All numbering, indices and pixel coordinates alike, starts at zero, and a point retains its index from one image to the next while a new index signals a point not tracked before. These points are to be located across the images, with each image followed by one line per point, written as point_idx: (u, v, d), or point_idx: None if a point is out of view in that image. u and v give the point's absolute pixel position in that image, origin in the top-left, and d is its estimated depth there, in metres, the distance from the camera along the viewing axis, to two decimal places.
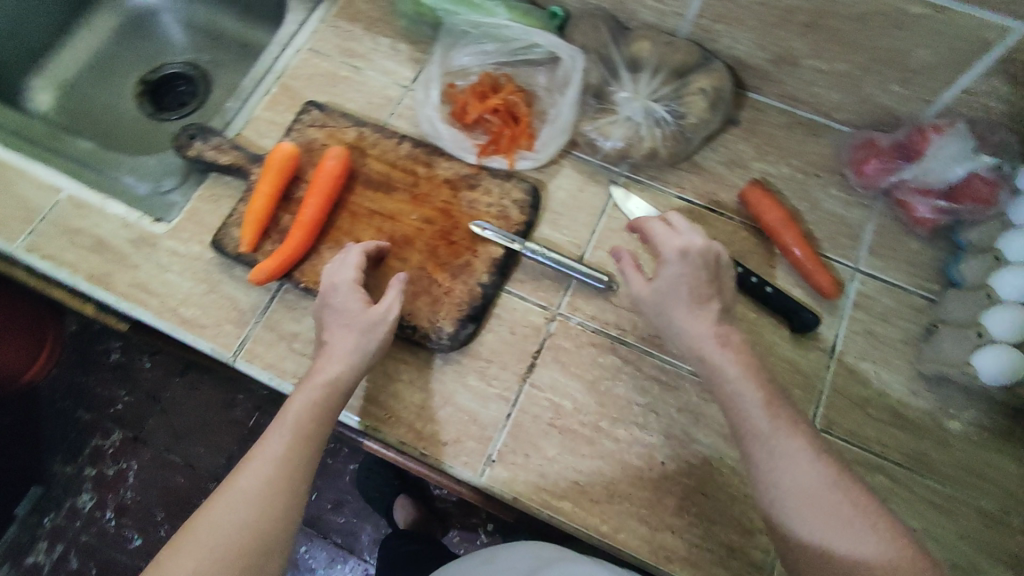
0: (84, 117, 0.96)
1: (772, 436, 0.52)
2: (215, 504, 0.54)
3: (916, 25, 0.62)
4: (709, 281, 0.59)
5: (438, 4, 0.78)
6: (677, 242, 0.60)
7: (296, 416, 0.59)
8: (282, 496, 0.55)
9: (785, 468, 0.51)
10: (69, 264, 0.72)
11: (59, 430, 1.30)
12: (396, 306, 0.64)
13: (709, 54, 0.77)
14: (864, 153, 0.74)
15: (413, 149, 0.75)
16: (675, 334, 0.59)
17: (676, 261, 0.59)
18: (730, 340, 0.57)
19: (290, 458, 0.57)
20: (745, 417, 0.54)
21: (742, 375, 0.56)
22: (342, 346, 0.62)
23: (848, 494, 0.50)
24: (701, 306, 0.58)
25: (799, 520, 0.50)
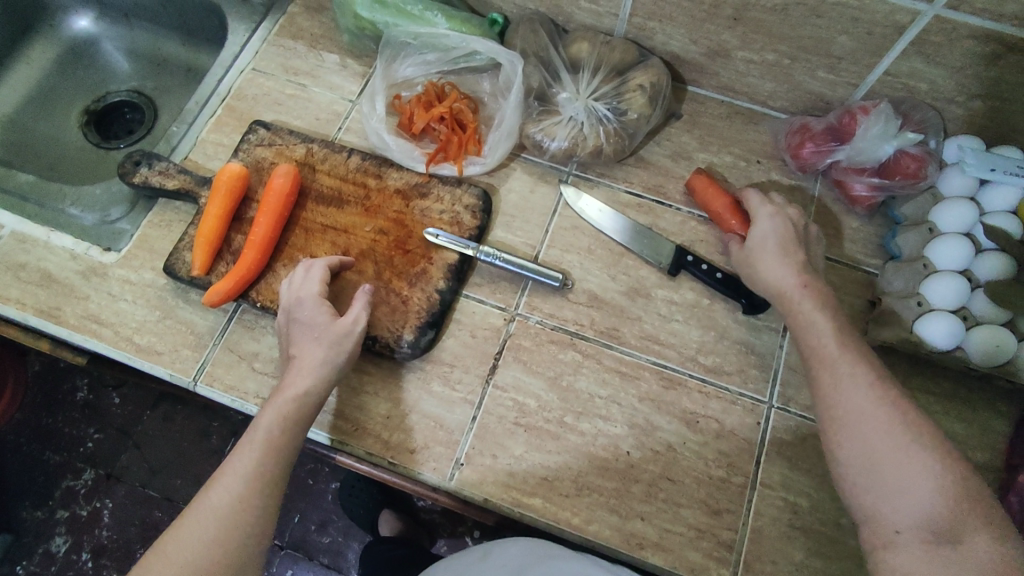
0: (27, 150, 0.94)
1: (837, 362, 0.56)
2: (185, 523, 0.54)
3: (833, 13, 0.65)
4: (797, 239, 0.65)
5: (378, 17, 0.80)
6: (767, 206, 0.67)
7: (265, 431, 0.59)
8: (253, 513, 0.55)
9: (849, 387, 0.54)
10: (16, 301, 0.71)
11: (27, 474, 1.26)
12: (362, 318, 0.64)
13: (646, 51, 0.79)
14: (800, 137, 0.77)
15: (362, 162, 0.76)
16: (760, 280, 0.65)
17: (767, 220, 0.67)
18: (808, 283, 0.62)
19: (261, 474, 0.57)
20: (816, 345, 0.58)
21: (816, 310, 0.60)
22: (310, 358, 0.62)
23: (905, 418, 0.51)
24: (789, 256, 0.64)
25: (850, 433, 0.52)
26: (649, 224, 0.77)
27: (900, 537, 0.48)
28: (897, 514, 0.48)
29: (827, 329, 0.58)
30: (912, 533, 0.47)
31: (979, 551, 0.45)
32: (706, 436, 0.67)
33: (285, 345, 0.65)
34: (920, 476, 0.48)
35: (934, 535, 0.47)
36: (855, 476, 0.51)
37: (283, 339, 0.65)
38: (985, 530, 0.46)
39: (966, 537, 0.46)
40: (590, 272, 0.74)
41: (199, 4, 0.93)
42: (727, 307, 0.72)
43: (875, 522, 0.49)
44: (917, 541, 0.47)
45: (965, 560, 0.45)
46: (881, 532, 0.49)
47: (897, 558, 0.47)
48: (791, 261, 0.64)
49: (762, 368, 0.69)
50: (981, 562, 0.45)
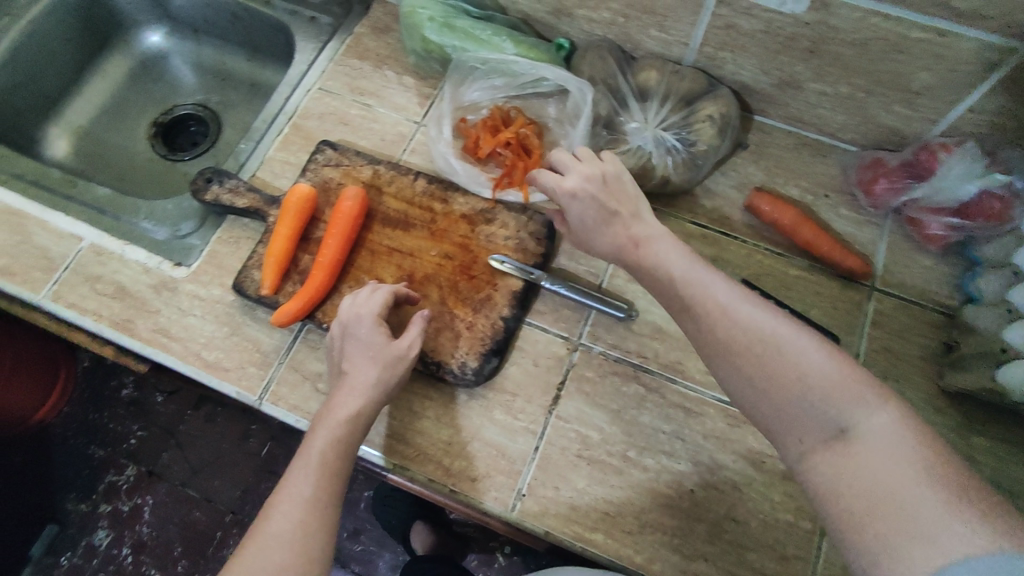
0: (99, 161, 0.97)
1: (693, 299, 0.53)
2: (245, 554, 0.53)
3: (916, 49, 0.63)
4: (608, 200, 0.62)
5: (446, 41, 0.80)
6: (562, 185, 0.64)
7: (321, 454, 0.59)
8: (315, 538, 0.55)
9: (711, 318, 0.51)
10: (91, 312, 0.73)
11: (73, 468, 1.29)
12: (416, 343, 0.65)
13: (715, 80, 0.79)
14: (873, 171, 0.75)
15: (428, 186, 0.76)
16: (604, 255, 0.63)
17: (570, 202, 0.63)
18: (637, 239, 0.60)
19: (319, 498, 0.57)
20: (672, 289, 0.56)
21: (663, 254, 0.57)
22: (364, 378, 0.62)
23: (758, 326, 0.49)
24: (610, 224, 0.62)
25: (727, 368, 0.50)
26: (714, 255, 0.76)
27: (806, 445, 0.46)
28: (797, 425, 0.46)
29: (675, 271, 0.56)
30: (813, 438, 0.46)
31: (872, 427, 0.43)
32: (772, 477, 0.65)
33: (337, 362, 0.65)
34: (797, 379, 0.46)
35: (830, 430, 0.45)
36: (752, 405, 0.49)
37: (335, 356, 0.66)
38: (869, 405, 0.44)
39: (858, 417, 0.44)
40: (654, 303, 0.73)
41: (268, 23, 0.95)
42: None
43: (783, 441, 0.48)
44: (819, 445, 0.45)
45: (862, 442, 0.43)
46: (791, 448, 0.47)
47: (809, 469, 0.45)
48: (608, 230, 0.62)
49: None
50: (875, 437, 0.43)
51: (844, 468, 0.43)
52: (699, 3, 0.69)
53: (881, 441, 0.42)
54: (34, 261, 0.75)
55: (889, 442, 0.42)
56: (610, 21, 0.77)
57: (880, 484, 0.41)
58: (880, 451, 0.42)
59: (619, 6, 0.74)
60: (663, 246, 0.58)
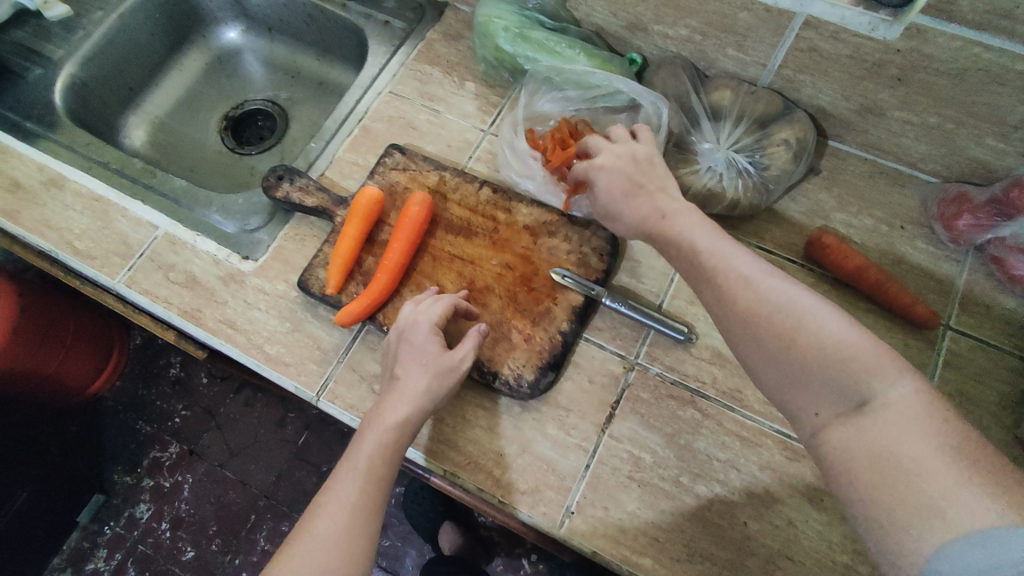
0: (172, 152, 1.01)
1: (715, 270, 0.53)
2: (294, 550, 0.54)
3: (1019, 82, 0.60)
4: (637, 175, 0.62)
5: (519, 51, 0.81)
6: (593, 160, 0.65)
7: (369, 459, 0.58)
8: (360, 545, 0.54)
9: (732, 290, 0.51)
10: (162, 299, 0.75)
11: (120, 441, 1.34)
12: (470, 355, 0.64)
13: (791, 103, 0.77)
14: (956, 207, 0.72)
15: (492, 195, 0.77)
16: (631, 231, 0.62)
17: (599, 175, 0.64)
18: (665, 211, 0.59)
19: (365, 503, 0.56)
20: (696, 258, 0.55)
21: (687, 225, 0.57)
22: (414, 384, 0.61)
23: (779, 300, 0.48)
24: (635, 197, 0.61)
25: (746, 337, 0.49)
26: None
27: (822, 419, 0.45)
28: (812, 398, 0.46)
29: (699, 242, 0.55)
30: (829, 411, 0.45)
31: (890, 399, 0.42)
32: (830, 516, 0.63)
33: (390, 364, 0.65)
34: (812, 352, 0.45)
35: (847, 402, 0.44)
36: (767, 378, 0.49)
37: (389, 359, 0.65)
38: (888, 379, 0.43)
39: (875, 390, 0.43)
40: (715, 327, 0.72)
41: (342, 24, 0.97)
42: None
43: (798, 413, 0.47)
44: (834, 418, 0.44)
45: (878, 414, 0.42)
46: (805, 421, 0.46)
47: (825, 443, 0.44)
48: (635, 201, 0.61)
49: None
50: (892, 409, 0.41)
51: (857, 440, 0.42)
52: (783, 24, 0.67)
53: (898, 412, 0.41)
54: (113, 247, 0.78)
55: (906, 415, 0.41)
56: (686, 39, 0.76)
57: (893, 455, 0.40)
58: (897, 423, 0.41)
59: (698, 24, 0.73)
60: (688, 217, 0.58)
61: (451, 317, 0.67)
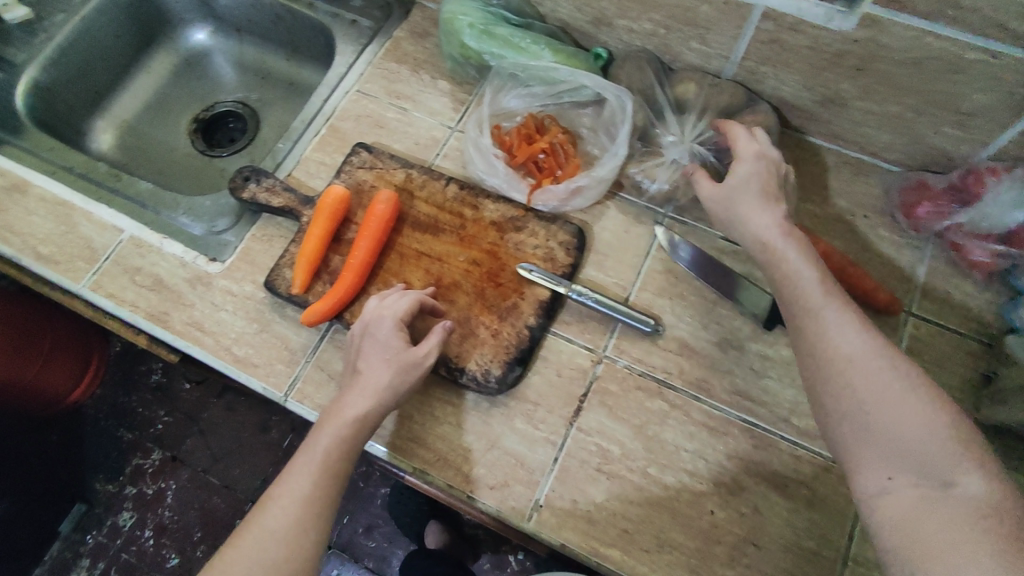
0: (141, 156, 1.00)
1: (821, 311, 0.54)
2: (243, 541, 0.54)
3: (973, 70, 0.61)
4: (776, 185, 0.65)
5: (485, 48, 0.81)
6: (753, 146, 0.66)
7: (324, 453, 0.58)
8: (308, 539, 0.54)
9: (833, 336, 0.52)
10: (129, 303, 0.75)
11: (102, 450, 1.32)
12: (433, 351, 0.64)
13: (754, 95, 0.77)
14: (917, 194, 0.73)
15: (459, 191, 0.77)
16: (742, 224, 0.63)
17: (748, 162, 0.65)
18: (790, 232, 0.61)
19: (316, 498, 0.56)
20: (799, 295, 0.56)
21: (802, 259, 0.58)
22: (375, 380, 0.61)
23: (888, 358, 0.49)
24: (769, 200, 0.63)
25: (837, 384, 0.50)
26: (746, 272, 0.74)
27: (892, 483, 0.46)
28: (887, 459, 0.46)
29: (812, 279, 0.56)
30: (903, 478, 0.45)
31: (973, 489, 0.42)
32: (796, 502, 0.64)
33: (353, 359, 0.64)
34: (907, 416, 0.46)
35: (926, 477, 0.44)
36: (843, 429, 0.49)
37: (352, 354, 0.65)
38: (976, 469, 0.43)
39: (958, 475, 0.43)
40: (682, 319, 0.72)
41: (310, 24, 0.96)
42: None
43: (865, 469, 0.47)
44: (908, 485, 0.45)
45: (955, 500, 0.42)
46: (872, 480, 0.47)
47: (887, 506, 0.45)
48: (767, 203, 0.63)
49: None
50: (971, 500, 0.42)
51: (928, 516, 0.43)
52: (743, 16, 0.67)
53: (978, 504, 0.42)
54: (78, 252, 0.77)
55: (985, 509, 0.41)
56: (650, 33, 0.76)
57: (962, 540, 0.41)
58: (973, 514, 0.41)
59: (661, 18, 0.73)
60: (803, 251, 0.59)
61: (416, 314, 0.67)
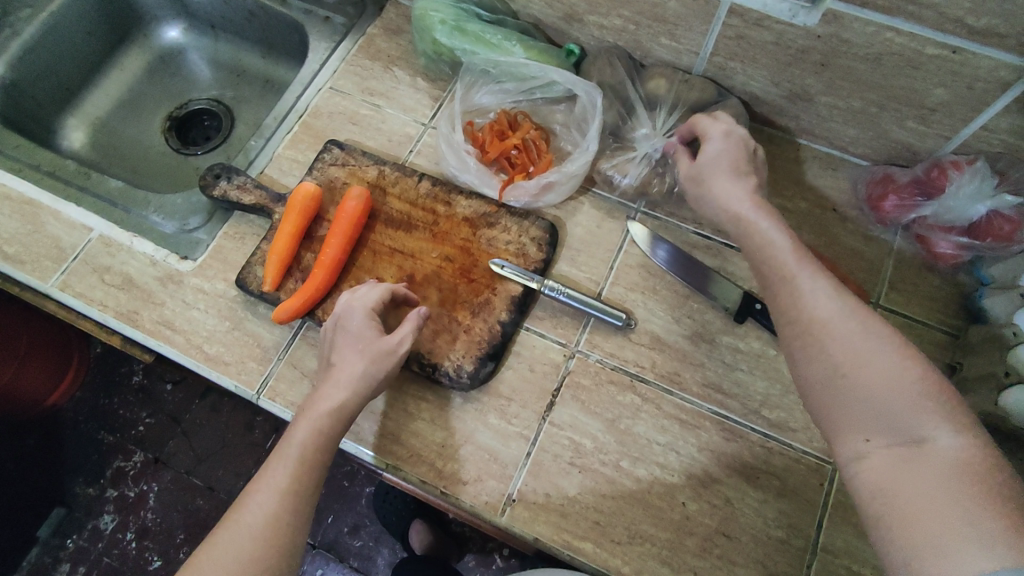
0: (113, 153, 0.99)
1: (796, 279, 0.53)
2: (220, 536, 0.54)
3: (932, 65, 0.62)
4: (747, 160, 0.64)
5: (456, 44, 0.81)
6: (720, 126, 0.66)
7: (301, 445, 0.57)
8: (285, 527, 0.54)
9: (806, 305, 0.52)
10: (98, 302, 0.74)
11: (82, 453, 1.31)
12: (407, 339, 0.63)
13: (724, 90, 0.78)
14: (882, 188, 0.74)
15: (432, 187, 0.77)
16: (713, 200, 0.62)
17: (716, 140, 0.65)
18: (762, 202, 0.60)
19: (294, 489, 0.56)
20: (774, 265, 0.56)
21: (774, 230, 0.57)
22: (349, 371, 0.61)
23: (861, 321, 0.49)
24: (741, 175, 0.62)
25: (812, 353, 0.50)
26: (717, 266, 0.75)
27: (869, 446, 0.46)
28: (863, 423, 0.47)
29: (785, 247, 0.56)
30: (879, 440, 0.46)
31: (943, 446, 0.43)
32: (766, 493, 0.64)
33: (328, 352, 0.64)
34: (878, 377, 0.46)
35: (899, 437, 0.45)
36: (819, 396, 0.50)
37: (327, 346, 0.64)
38: (950, 428, 0.43)
39: (929, 432, 0.44)
40: (654, 312, 0.73)
41: (284, 21, 0.96)
42: None
43: (844, 436, 0.48)
44: (883, 448, 0.45)
45: (929, 459, 0.43)
46: (849, 445, 0.47)
47: (865, 468, 0.46)
48: (737, 176, 0.62)
49: None
50: (942, 456, 0.42)
51: (901, 475, 0.43)
52: (710, 12, 0.68)
53: (948, 460, 0.42)
54: (47, 251, 0.77)
55: (958, 466, 0.41)
56: (621, 29, 0.77)
57: (935, 495, 0.41)
58: (944, 470, 0.42)
59: (631, 14, 0.74)
60: (775, 221, 0.58)
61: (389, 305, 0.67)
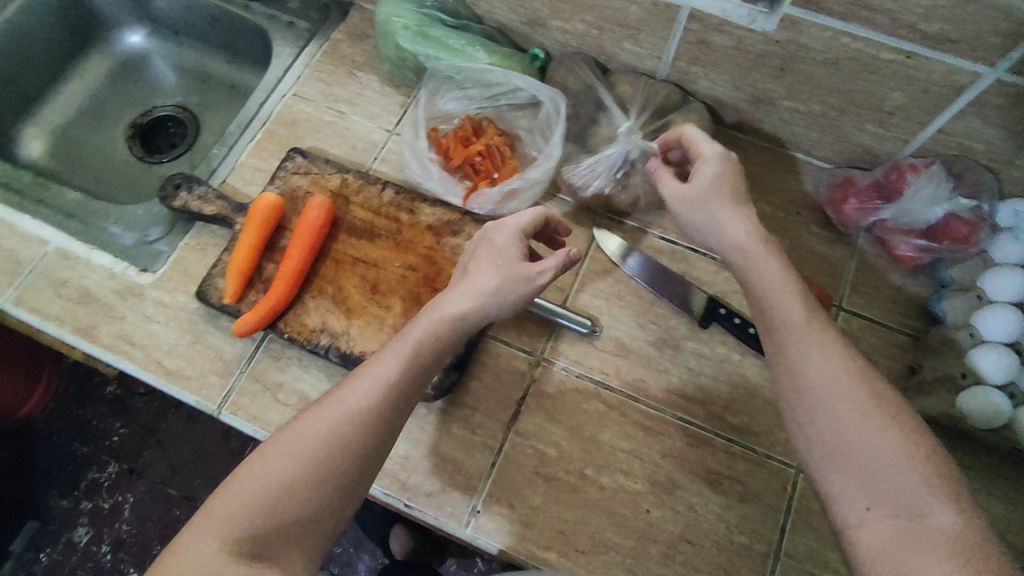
0: (75, 162, 0.98)
1: (800, 330, 0.50)
2: (320, 405, 0.49)
3: (887, 70, 0.63)
4: (742, 183, 0.60)
5: (420, 50, 0.80)
6: (716, 146, 0.61)
7: (416, 343, 0.52)
8: (374, 426, 0.48)
9: (812, 359, 0.49)
10: (54, 317, 0.73)
11: (55, 464, 1.28)
12: (549, 273, 0.58)
13: (689, 94, 0.78)
14: (843, 191, 0.75)
15: (395, 196, 0.76)
16: (715, 228, 0.58)
17: (713, 162, 0.60)
18: (766, 237, 0.56)
19: (398, 386, 0.50)
20: (775, 311, 0.52)
21: (777, 276, 0.53)
22: (482, 282, 0.56)
23: (866, 386, 0.48)
24: (740, 204, 0.58)
25: (820, 412, 0.48)
26: (681, 272, 0.75)
27: (870, 515, 0.45)
28: (866, 491, 0.45)
29: (790, 296, 0.52)
30: (883, 509, 0.45)
31: (944, 522, 0.43)
32: (729, 499, 0.65)
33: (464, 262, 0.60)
34: (883, 447, 0.45)
35: (903, 509, 0.44)
36: (820, 456, 0.47)
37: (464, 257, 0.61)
38: (951, 505, 0.43)
39: (930, 507, 0.43)
40: (619, 319, 0.73)
41: (248, 26, 0.94)
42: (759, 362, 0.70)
43: (842, 499, 0.46)
44: (885, 518, 0.44)
45: (930, 533, 0.43)
46: (849, 511, 0.46)
47: (867, 537, 0.45)
48: (737, 206, 0.58)
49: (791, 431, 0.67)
50: (945, 532, 0.42)
51: (904, 549, 0.43)
52: (671, 17, 0.68)
53: (950, 537, 0.42)
54: (3, 265, 0.75)
55: (959, 543, 0.42)
56: (584, 33, 0.76)
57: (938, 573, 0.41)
58: (946, 547, 0.42)
59: (593, 19, 0.73)
60: (777, 263, 0.54)
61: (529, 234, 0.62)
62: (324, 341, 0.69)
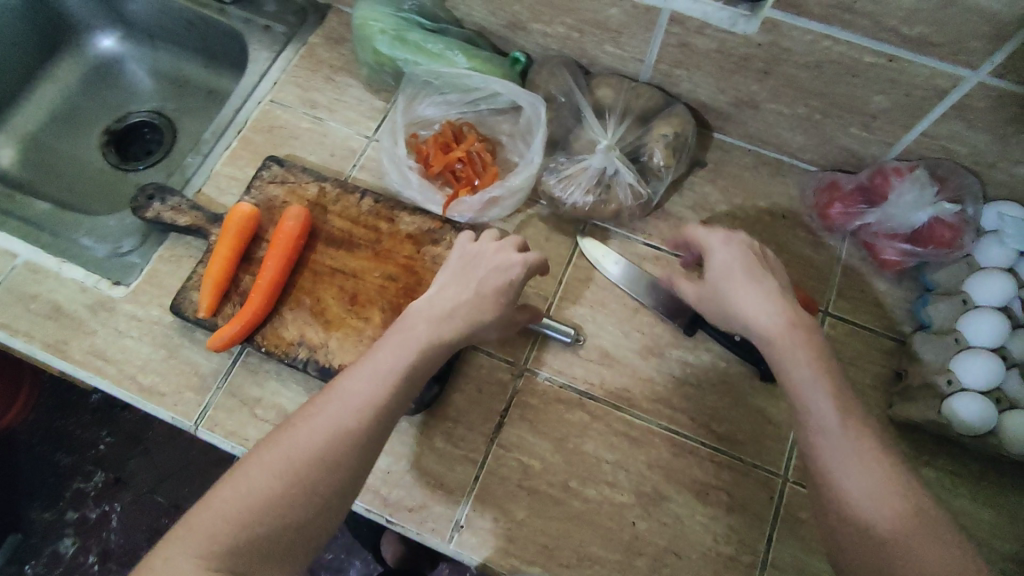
0: (49, 170, 0.95)
1: (836, 436, 0.48)
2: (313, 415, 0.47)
3: (870, 73, 0.62)
4: (759, 262, 0.58)
5: (398, 54, 0.78)
6: (720, 233, 0.60)
7: (416, 352, 0.51)
8: (369, 443, 0.47)
9: (851, 468, 0.47)
10: (24, 333, 0.71)
11: (37, 475, 1.26)
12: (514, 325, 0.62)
13: (672, 97, 0.77)
14: (828, 196, 0.74)
15: (374, 205, 0.74)
16: (742, 322, 0.55)
17: (721, 250, 0.59)
18: (797, 323, 0.53)
19: (394, 399, 0.49)
20: (811, 415, 0.50)
21: (810, 379, 0.50)
22: (480, 311, 0.55)
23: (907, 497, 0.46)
24: (764, 283, 0.55)
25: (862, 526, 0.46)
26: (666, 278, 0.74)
27: None
28: None
29: (825, 402, 0.50)
30: None
31: None
32: (716, 509, 0.64)
33: (454, 271, 0.58)
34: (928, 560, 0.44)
35: None
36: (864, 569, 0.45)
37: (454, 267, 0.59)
38: None
39: None
40: (603, 327, 0.71)
41: (223, 30, 0.92)
42: (745, 370, 0.69)
43: None
44: None
45: None
46: None
47: None
48: (761, 288, 0.55)
49: (777, 439, 0.67)
50: None
51: None
52: (652, 21, 0.67)
53: None
54: None
55: None
56: (564, 36, 0.75)
57: None
58: None
59: (573, 22, 0.72)
60: (810, 362, 0.51)
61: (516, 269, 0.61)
62: (302, 354, 0.67)
